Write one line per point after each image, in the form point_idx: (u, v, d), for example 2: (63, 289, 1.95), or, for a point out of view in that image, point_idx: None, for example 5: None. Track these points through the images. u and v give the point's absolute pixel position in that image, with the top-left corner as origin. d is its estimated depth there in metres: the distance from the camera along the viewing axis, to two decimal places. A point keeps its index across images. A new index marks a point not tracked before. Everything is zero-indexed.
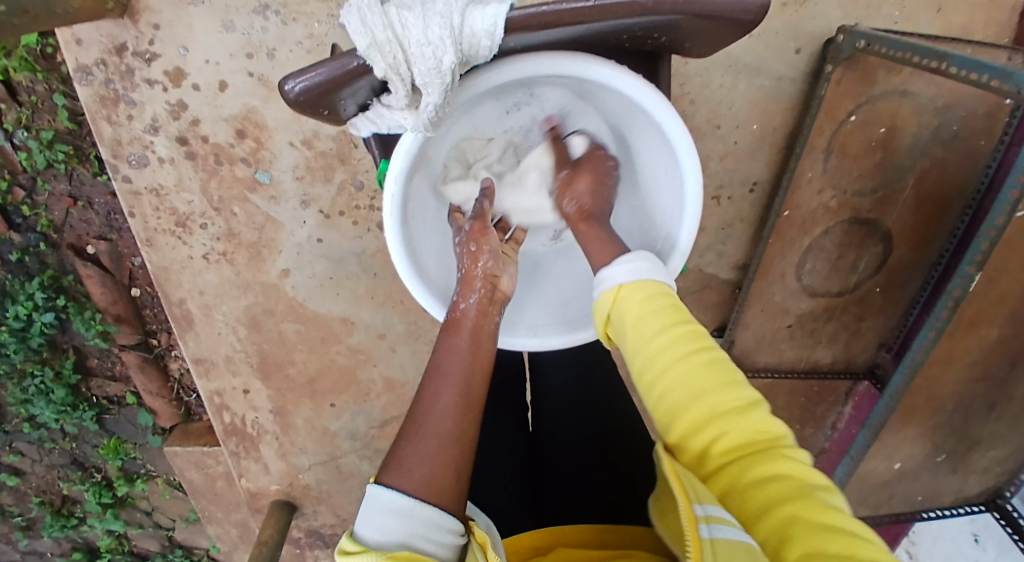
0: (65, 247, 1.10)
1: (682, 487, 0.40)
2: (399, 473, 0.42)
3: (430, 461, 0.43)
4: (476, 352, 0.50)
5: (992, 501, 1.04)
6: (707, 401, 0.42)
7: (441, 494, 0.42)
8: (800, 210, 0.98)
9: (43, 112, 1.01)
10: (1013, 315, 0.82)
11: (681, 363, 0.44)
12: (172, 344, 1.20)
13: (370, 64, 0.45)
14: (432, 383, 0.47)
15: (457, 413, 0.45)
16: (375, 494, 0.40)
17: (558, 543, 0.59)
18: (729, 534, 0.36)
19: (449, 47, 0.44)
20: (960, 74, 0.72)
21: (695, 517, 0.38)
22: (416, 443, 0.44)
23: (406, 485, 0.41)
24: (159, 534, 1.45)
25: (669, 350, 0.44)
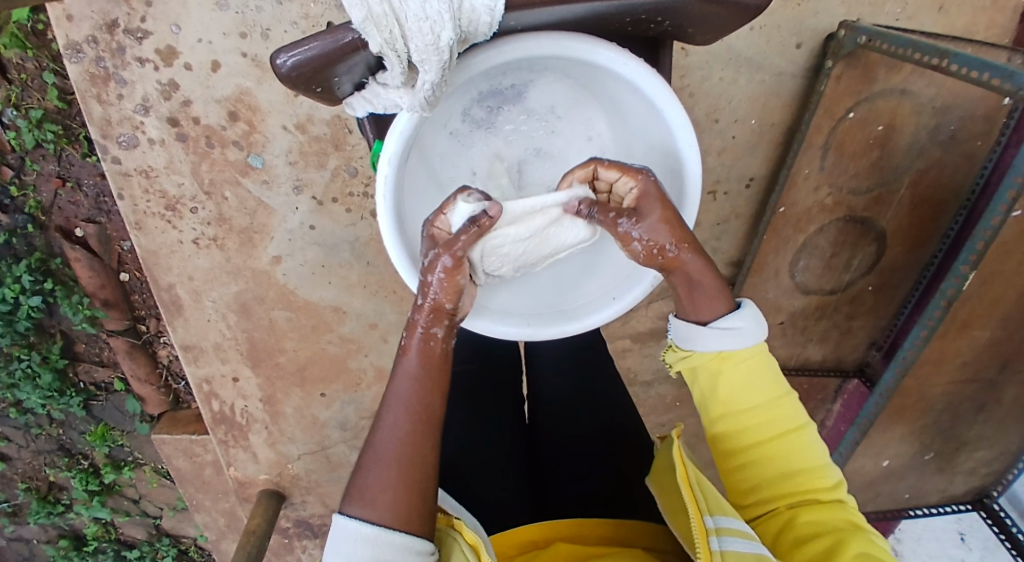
0: (53, 229, 1.08)
1: (693, 498, 0.48)
2: (362, 503, 0.44)
3: (390, 489, 0.44)
4: (433, 370, 0.48)
5: (979, 501, 1.05)
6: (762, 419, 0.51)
7: (405, 519, 0.44)
8: (796, 207, 0.98)
9: (32, 90, 0.99)
10: (1004, 316, 0.82)
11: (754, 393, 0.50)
12: (161, 330, 1.19)
13: (364, 37, 0.44)
14: (386, 410, 0.47)
15: (410, 436, 0.46)
16: (341, 524, 0.43)
17: (556, 537, 0.59)
18: (738, 546, 0.44)
19: (447, 22, 0.43)
20: (961, 72, 0.71)
21: (707, 529, 0.45)
22: (376, 474, 0.45)
23: (369, 514, 0.43)
24: (146, 522, 1.44)
25: (751, 386, 0.50)
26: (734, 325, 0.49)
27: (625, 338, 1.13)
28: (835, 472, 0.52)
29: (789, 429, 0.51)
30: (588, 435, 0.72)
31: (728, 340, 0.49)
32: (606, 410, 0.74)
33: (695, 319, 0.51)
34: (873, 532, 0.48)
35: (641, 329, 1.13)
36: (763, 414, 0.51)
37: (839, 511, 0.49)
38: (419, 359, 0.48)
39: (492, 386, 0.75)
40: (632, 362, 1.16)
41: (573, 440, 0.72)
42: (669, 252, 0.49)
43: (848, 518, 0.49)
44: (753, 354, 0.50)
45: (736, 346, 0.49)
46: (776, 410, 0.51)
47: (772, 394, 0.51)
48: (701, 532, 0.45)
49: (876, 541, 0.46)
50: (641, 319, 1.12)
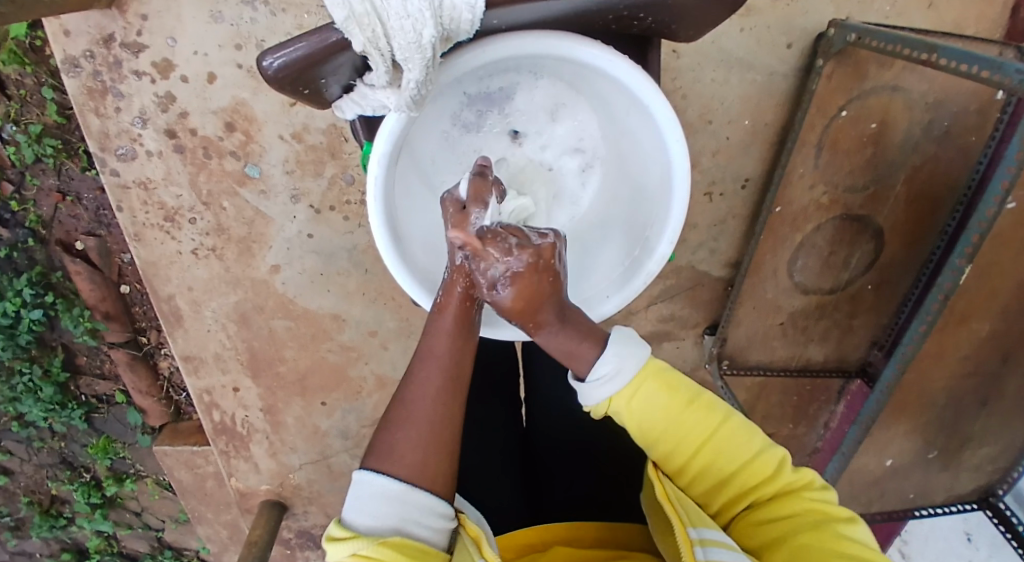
0: (53, 243, 1.09)
1: (676, 514, 0.46)
2: (386, 460, 0.43)
3: (419, 445, 0.44)
4: (464, 330, 0.49)
5: (984, 500, 0.99)
6: (694, 435, 0.48)
7: (431, 477, 0.43)
8: (791, 206, 0.98)
9: (31, 105, 1.00)
10: (1003, 309, 0.82)
11: (671, 410, 0.48)
12: (162, 342, 1.19)
13: (348, 37, 0.44)
14: (419, 366, 0.47)
15: (441, 394, 0.45)
16: (365, 479, 0.42)
17: (552, 540, 0.59)
18: (722, 556, 0.42)
19: (429, 20, 0.43)
20: (950, 65, 0.71)
21: (691, 540, 0.43)
22: (405, 428, 0.44)
23: (397, 469, 0.42)
24: (148, 536, 1.44)
25: (663, 407, 0.47)
26: (606, 370, 0.47)
27: None
28: (773, 450, 0.50)
29: (714, 427, 0.48)
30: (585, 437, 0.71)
31: (604, 387, 0.47)
32: (602, 413, 0.73)
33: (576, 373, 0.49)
34: (837, 511, 0.46)
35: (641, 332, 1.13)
36: (683, 427, 0.48)
37: (796, 500, 0.47)
38: (454, 318, 0.49)
39: (488, 391, 0.75)
40: None
41: (570, 444, 0.72)
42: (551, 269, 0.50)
43: (805, 502, 0.47)
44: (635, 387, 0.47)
45: (610, 392, 0.47)
46: (701, 419, 0.48)
47: (682, 403, 0.48)
48: (686, 542, 0.43)
49: (844, 534, 0.44)
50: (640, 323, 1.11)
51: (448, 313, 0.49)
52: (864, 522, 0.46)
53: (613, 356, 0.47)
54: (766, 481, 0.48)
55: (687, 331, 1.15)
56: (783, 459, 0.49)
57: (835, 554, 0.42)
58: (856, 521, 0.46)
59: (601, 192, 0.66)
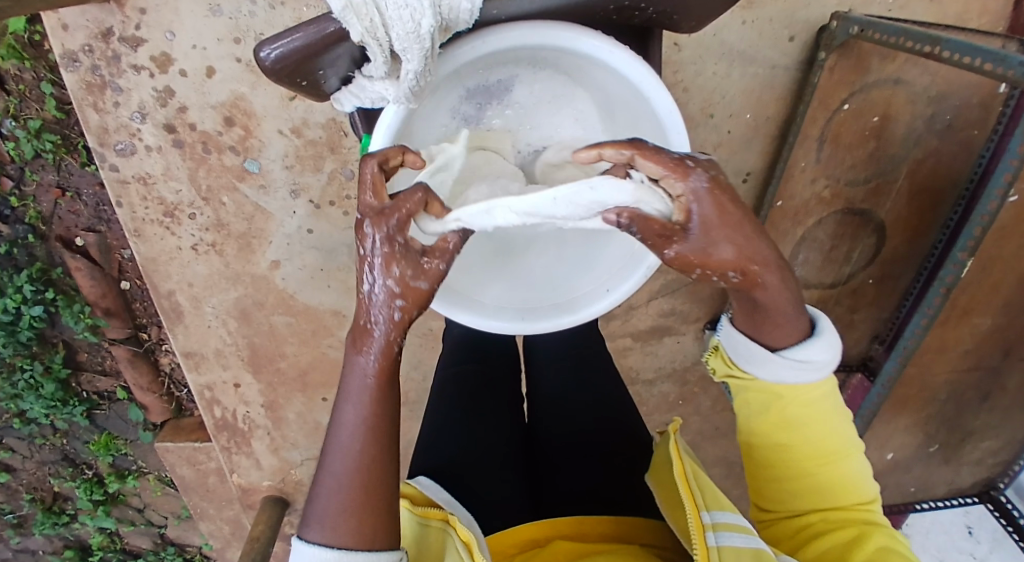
0: (53, 239, 1.09)
1: (691, 496, 0.49)
2: (322, 529, 0.44)
3: (347, 513, 0.44)
4: (380, 381, 0.44)
5: (986, 493, 1.04)
6: (814, 435, 0.52)
7: (368, 539, 0.44)
8: (793, 200, 0.97)
9: (31, 100, 1.00)
10: (1006, 303, 0.82)
11: (806, 409, 0.52)
12: (163, 338, 1.19)
13: (345, 27, 0.43)
14: (333, 437, 0.45)
15: (368, 459, 0.45)
16: (298, 548, 0.44)
17: (555, 535, 0.59)
18: (732, 542, 0.45)
19: (427, 9, 0.43)
20: (953, 58, 0.70)
21: (704, 524, 0.46)
22: (330, 498, 0.44)
23: (328, 539, 0.43)
24: (151, 532, 1.44)
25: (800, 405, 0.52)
26: (802, 356, 0.50)
27: (626, 336, 1.13)
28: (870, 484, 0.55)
29: (833, 439, 0.53)
30: (591, 428, 0.71)
31: (794, 368, 0.50)
32: (606, 409, 0.73)
33: (763, 343, 0.51)
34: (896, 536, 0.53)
35: (642, 327, 1.12)
36: (805, 423, 0.52)
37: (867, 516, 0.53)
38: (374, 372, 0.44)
39: (490, 388, 0.75)
40: (633, 361, 1.16)
41: (574, 439, 0.71)
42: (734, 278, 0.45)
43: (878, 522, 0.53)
44: (811, 386, 0.51)
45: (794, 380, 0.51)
46: (826, 429, 0.53)
47: (818, 413, 0.52)
48: (699, 527, 0.46)
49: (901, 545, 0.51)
50: (642, 318, 1.11)
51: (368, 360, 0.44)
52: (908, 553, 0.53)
53: (816, 351, 0.50)
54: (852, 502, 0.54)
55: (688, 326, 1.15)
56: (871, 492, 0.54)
57: (886, 553, 0.49)
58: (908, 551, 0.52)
59: None
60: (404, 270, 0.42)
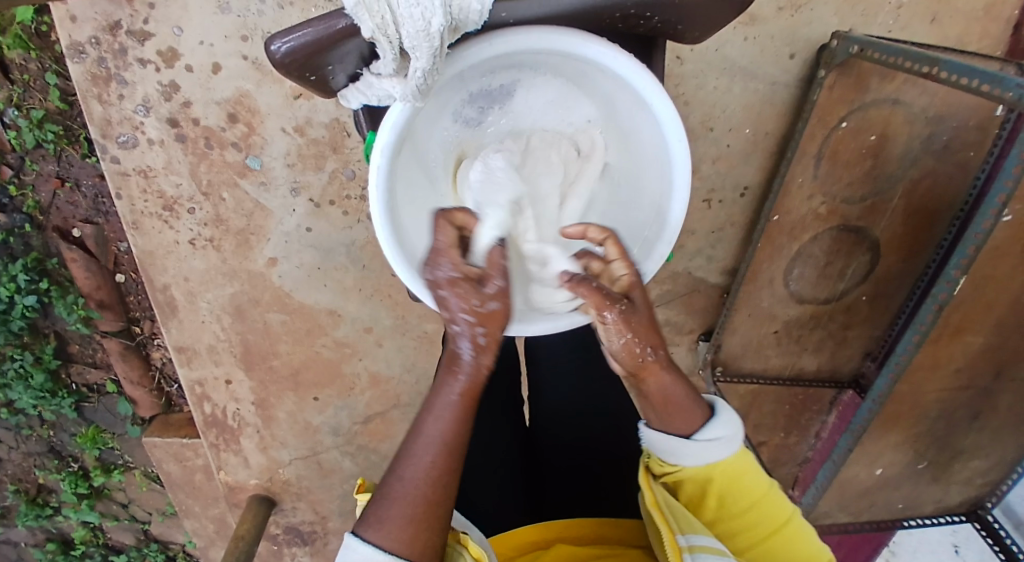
0: (50, 229, 1.08)
1: (664, 521, 0.49)
2: (375, 527, 0.42)
3: (409, 518, 0.42)
4: (468, 407, 0.46)
5: (974, 512, 1.05)
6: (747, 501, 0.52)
7: (418, 548, 0.42)
8: (789, 216, 0.98)
9: (34, 90, 1.00)
10: (998, 322, 0.82)
11: (735, 476, 0.51)
12: (156, 332, 1.18)
13: (357, 22, 0.44)
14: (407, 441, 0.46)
15: (438, 471, 0.44)
16: (351, 545, 0.42)
17: (557, 539, 0.59)
18: (712, 561, 0.45)
19: (438, 8, 0.43)
20: (952, 79, 0.71)
21: (680, 547, 0.47)
22: (389, 502, 0.43)
23: (383, 540, 0.42)
24: (135, 528, 1.42)
25: (730, 472, 0.51)
26: (718, 433, 0.51)
27: None
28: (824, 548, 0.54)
29: (774, 509, 0.52)
30: (593, 432, 0.71)
31: (711, 448, 0.50)
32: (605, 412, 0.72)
33: (675, 432, 0.51)
34: None
35: None
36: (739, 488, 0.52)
37: None
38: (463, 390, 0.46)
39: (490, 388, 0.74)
40: None
41: (574, 441, 0.71)
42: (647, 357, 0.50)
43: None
44: (731, 462, 0.51)
45: (713, 455, 0.50)
46: (758, 497, 0.52)
47: (748, 480, 0.52)
48: (674, 548, 0.47)
49: None
50: None
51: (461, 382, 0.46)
52: None
53: (725, 424, 0.51)
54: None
55: (682, 337, 1.16)
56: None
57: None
58: None
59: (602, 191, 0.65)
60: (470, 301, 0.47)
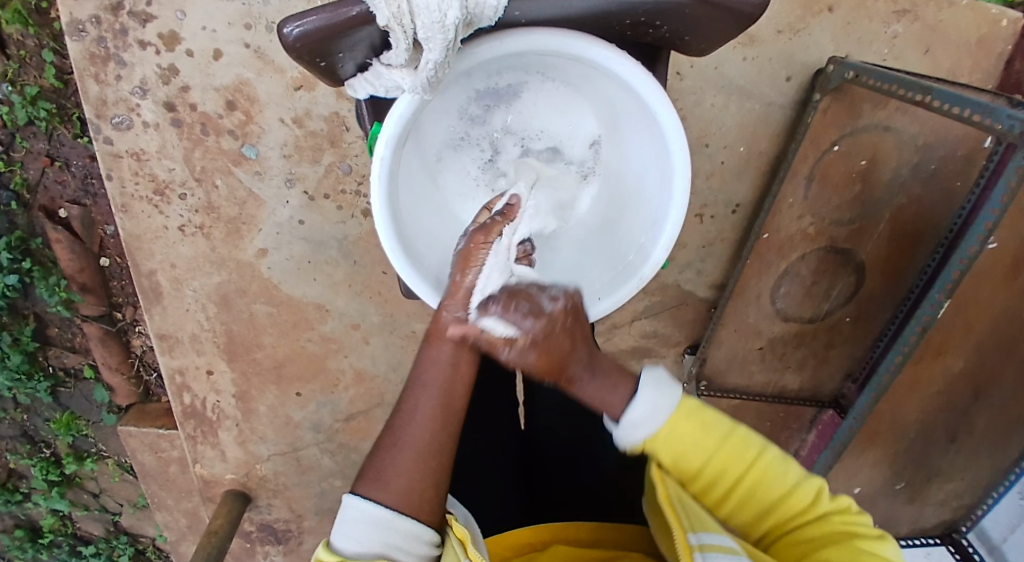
0: (37, 208, 1.07)
1: (676, 519, 0.46)
2: (378, 485, 0.42)
3: (405, 473, 0.43)
4: (461, 363, 0.47)
5: (948, 535, 1.09)
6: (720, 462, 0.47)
7: (416, 506, 0.42)
8: (779, 234, 1.00)
9: (30, 67, 0.99)
10: (977, 345, 0.84)
11: (701, 443, 0.47)
12: (138, 319, 1.17)
13: (373, 11, 0.44)
14: (409, 396, 0.46)
15: (433, 423, 0.45)
16: (351, 505, 0.41)
17: (554, 539, 0.59)
18: (721, 560, 0.42)
19: (455, 1, 0.43)
20: (943, 107, 0.73)
21: (691, 547, 0.44)
22: (392, 456, 0.44)
23: (379, 496, 0.41)
24: (104, 519, 1.39)
25: (690, 441, 0.46)
26: (642, 413, 0.46)
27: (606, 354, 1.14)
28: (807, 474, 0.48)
29: (749, 461, 0.47)
30: (593, 437, 0.71)
31: (640, 428, 0.47)
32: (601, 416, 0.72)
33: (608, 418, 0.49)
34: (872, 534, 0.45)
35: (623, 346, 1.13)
36: (711, 455, 0.47)
37: (829, 526, 0.46)
38: (452, 348, 0.47)
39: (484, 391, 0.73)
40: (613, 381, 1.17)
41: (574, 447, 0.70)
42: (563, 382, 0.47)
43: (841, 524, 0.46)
44: (674, 419, 0.46)
45: (647, 435, 0.46)
46: (725, 451, 0.47)
47: (710, 438, 0.47)
48: (683, 550, 0.44)
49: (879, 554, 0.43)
50: (624, 337, 1.12)
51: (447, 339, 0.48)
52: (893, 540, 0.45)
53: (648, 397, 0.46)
54: (800, 514, 0.47)
55: (668, 349, 1.16)
56: (820, 489, 0.47)
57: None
58: (885, 540, 0.45)
59: (602, 194, 0.65)
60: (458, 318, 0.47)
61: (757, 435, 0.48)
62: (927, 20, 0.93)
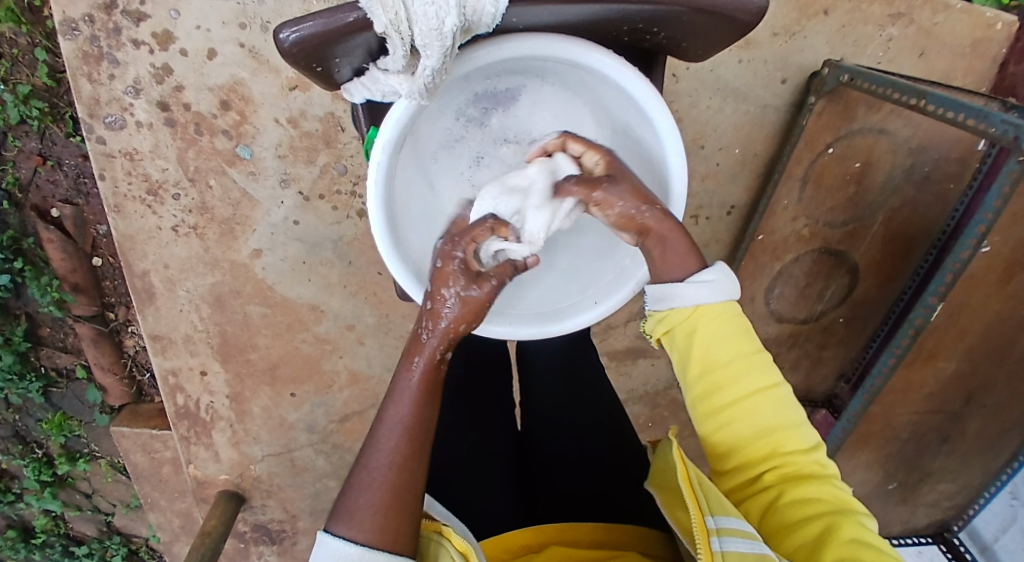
0: (28, 208, 1.06)
1: (696, 499, 0.47)
2: (350, 522, 0.43)
3: (376, 510, 0.43)
4: (430, 395, 0.48)
5: (940, 534, 1.11)
6: (746, 392, 0.48)
7: (390, 538, 0.43)
8: (774, 235, 1.00)
9: (22, 66, 0.98)
10: (970, 349, 0.85)
11: (738, 360, 0.48)
12: (130, 319, 1.16)
13: (370, 17, 0.44)
14: (379, 433, 0.46)
15: (407, 459, 0.45)
16: (324, 542, 0.42)
17: (550, 542, 0.59)
18: (737, 546, 0.43)
19: (453, 9, 0.43)
20: (938, 111, 0.73)
21: (707, 529, 0.45)
22: (360, 493, 0.44)
23: (356, 534, 0.42)
24: (97, 519, 1.38)
25: (730, 357, 0.47)
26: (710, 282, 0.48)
27: (602, 355, 1.14)
28: (812, 433, 0.50)
29: (767, 394, 0.48)
30: (589, 439, 0.71)
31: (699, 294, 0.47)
32: (598, 418, 0.72)
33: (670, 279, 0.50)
34: (858, 506, 0.48)
35: (618, 347, 1.13)
36: (740, 378, 0.48)
37: (823, 485, 0.48)
38: (420, 381, 0.47)
39: (479, 394, 0.73)
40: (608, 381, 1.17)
41: (571, 449, 0.70)
42: (645, 214, 0.50)
43: (834, 490, 0.48)
44: (722, 311, 0.48)
45: (700, 304, 0.47)
46: (749, 372, 0.48)
47: (743, 353, 0.48)
48: (702, 531, 0.45)
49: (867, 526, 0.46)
50: (619, 338, 1.12)
51: (416, 369, 0.48)
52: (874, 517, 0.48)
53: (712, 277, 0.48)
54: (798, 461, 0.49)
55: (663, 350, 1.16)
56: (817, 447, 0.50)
57: (857, 545, 0.44)
58: (869, 517, 0.48)
59: None
60: (460, 282, 0.48)
61: (778, 372, 0.49)
62: (922, 23, 0.93)
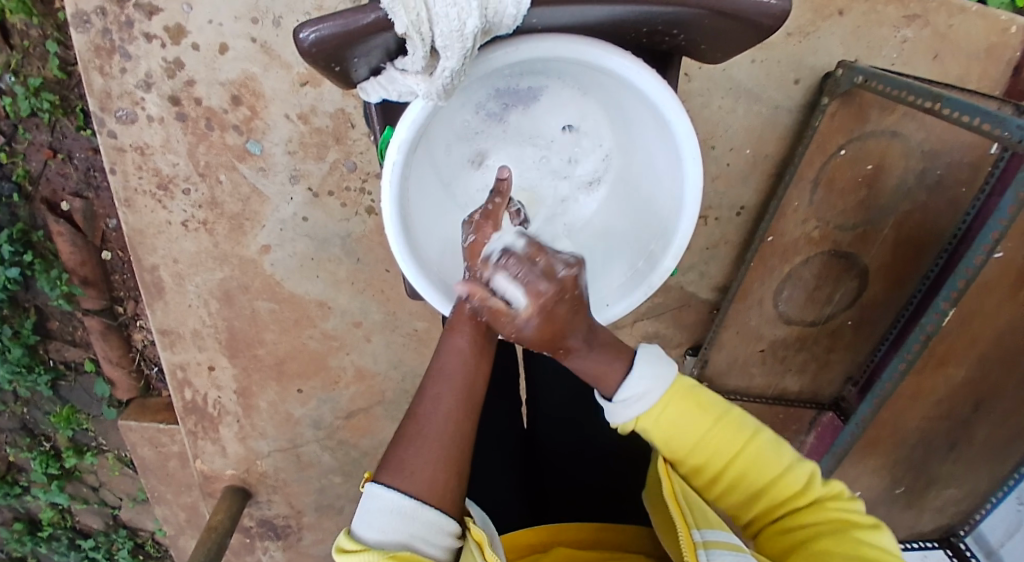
0: (38, 201, 1.06)
1: (681, 515, 0.46)
2: (396, 474, 0.41)
3: (431, 465, 0.42)
4: (478, 359, 0.48)
5: (945, 539, 1.10)
6: (721, 452, 0.46)
7: (439, 495, 0.42)
8: (783, 238, 1.00)
9: (33, 58, 0.98)
10: (980, 356, 0.85)
11: (701, 431, 0.46)
12: (139, 313, 1.16)
13: (391, 18, 0.44)
14: (432, 386, 0.46)
15: (451, 421, 0.45)
16: (373, 493, 0.40)
17: (555, 542, 0.58)
18: (722, 557, 0.42)
19: (474, 10, 0.43)
20: (953, 115, 0.73)
21: (695, 543, 0.44)
22: (415, 444, 0.43)
23: (406, 485, 0.41)
24: (103, 511, 1.39)
25: (689, 431, 0.46)
26: (635, 392, 0.45)
27: (608, 355, 1.14)
28: (801, 463, 0.47)
29: (742, 444, 0.46)
30: (595, 443, 0.71)
31: (631, 407, 0.45)
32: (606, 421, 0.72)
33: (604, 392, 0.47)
34: (864, 520, 0.44)
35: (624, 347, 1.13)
36: (710, 443, 0.46)
37: (821, 510, 0.45)
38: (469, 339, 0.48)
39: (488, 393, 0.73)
40: None
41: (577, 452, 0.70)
42: None
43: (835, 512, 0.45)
44: (664, 405, 0.46)
45: (639, 410, 0.45)
46: (716, 432, 0.46)
47: (704, 419, 0.46)
48: (688, 544, 0.44)
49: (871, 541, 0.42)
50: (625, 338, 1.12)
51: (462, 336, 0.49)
52: (887, 528, 0.44)
53: (640, 375, 0.45)
54: (791, 497, 0.46)
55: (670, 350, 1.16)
56: (812, 474, 0.47)
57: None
58: (880, 528, 0.44)
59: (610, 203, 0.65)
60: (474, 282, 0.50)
61: (749, 419, 0.47)
62: (937, 26, 0.92)
